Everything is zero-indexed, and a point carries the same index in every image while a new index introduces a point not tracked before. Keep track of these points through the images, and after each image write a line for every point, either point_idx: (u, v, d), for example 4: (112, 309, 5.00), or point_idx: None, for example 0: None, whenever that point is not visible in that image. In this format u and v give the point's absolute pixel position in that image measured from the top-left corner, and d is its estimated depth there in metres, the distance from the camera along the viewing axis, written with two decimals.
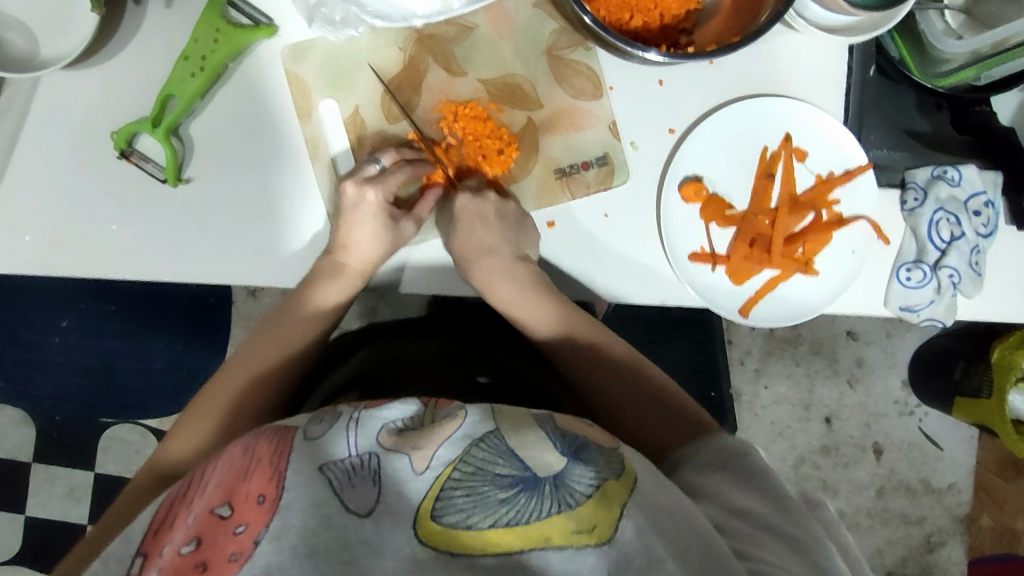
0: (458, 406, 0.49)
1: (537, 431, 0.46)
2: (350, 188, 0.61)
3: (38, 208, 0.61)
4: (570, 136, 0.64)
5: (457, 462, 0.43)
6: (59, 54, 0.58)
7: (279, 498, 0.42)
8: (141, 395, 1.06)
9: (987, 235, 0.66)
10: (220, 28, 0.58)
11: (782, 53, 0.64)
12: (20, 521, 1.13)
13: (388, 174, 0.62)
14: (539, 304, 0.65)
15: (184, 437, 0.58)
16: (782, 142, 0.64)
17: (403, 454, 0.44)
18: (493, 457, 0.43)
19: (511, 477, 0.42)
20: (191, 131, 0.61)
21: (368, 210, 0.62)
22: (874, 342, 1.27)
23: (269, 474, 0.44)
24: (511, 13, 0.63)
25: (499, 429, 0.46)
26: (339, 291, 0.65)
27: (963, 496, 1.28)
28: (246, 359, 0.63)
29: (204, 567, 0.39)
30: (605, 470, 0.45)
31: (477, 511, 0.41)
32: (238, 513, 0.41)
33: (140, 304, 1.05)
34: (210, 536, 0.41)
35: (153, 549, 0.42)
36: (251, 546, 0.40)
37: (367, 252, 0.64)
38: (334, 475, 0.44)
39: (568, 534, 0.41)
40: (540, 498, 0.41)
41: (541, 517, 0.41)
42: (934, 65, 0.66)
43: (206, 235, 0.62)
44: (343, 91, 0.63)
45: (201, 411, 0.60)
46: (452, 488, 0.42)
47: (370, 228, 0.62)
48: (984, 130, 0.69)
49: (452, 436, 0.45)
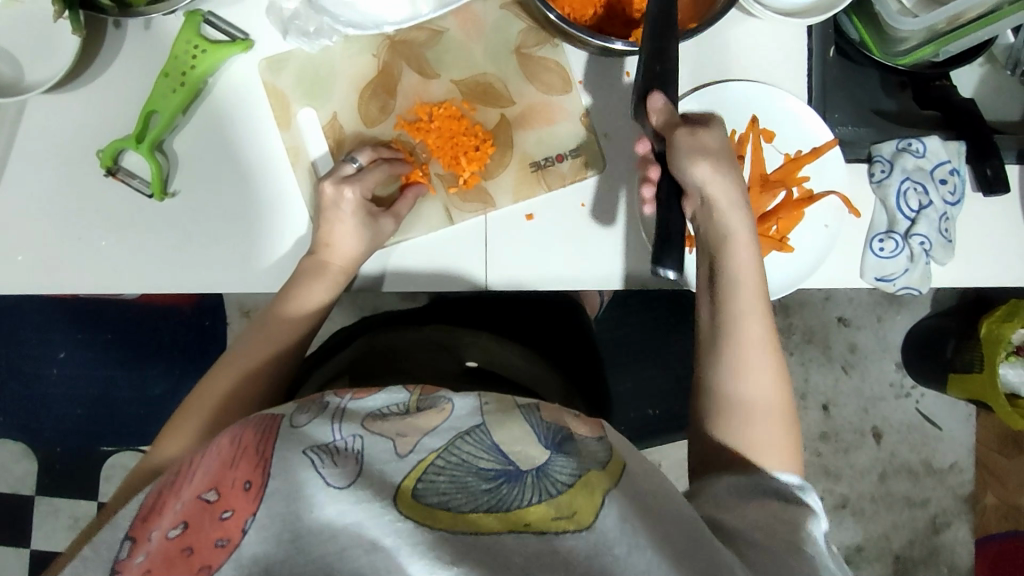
0: (442, 396, 0.51)
1: (521, 424, 0.48)
2: (330, 187, 0.63)
3: (30, 230, 0.62)
4: (543, 130, 0.66)
5: (441, 450, 0.45)
6: (44, 79, 0.60)
7: (265, 486, 0.43)
8: (142, 422, 1.06)
9: (955, 203, 0.68)
10: (198, 45, 0.60)
11: (745, 41, 0.66)
12: (27, 553, 1.14)
13: (366, 171, 0.63)
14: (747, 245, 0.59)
15: (178, 435, 0.58)
16: (749, 124, 0.66)
17: (387, 439, 0.46)
18: (479, 451, 0.45)
19: (494, 470, 0.44)
20: (174, 146, 0.63)
21: (347, 208, 0.63)
22: (865, 326, 1.28)
23: (256, 462, 0.45)
24: (479, 17, 0.66)
25: (484, 423, 0.48)
26: (325, 290, 0.64)
27: (965, 475, 1.28)
28: (238, 358, 0.63)
29: (190, 551, 0.40)
30: (589, 461, 0.46)
31: (459, 498, 0.42)
32: (225, 499, 0.42)
33: (135, 330, 1.06)
34: (197, 521, 0.41)
35: (141, 533, 0.43)
36: (240, 534, 0.41)
37: (348, 249, 0.63)
38: (317, 456, 0.45)
39: (547, 519, 0.42)
40: (522, 487, 0.43)
41: (521, 504, 0.42)
42: (893, 44, 0.68)
43: (194, 245, 0.63)
44: (321, 98, 0.65)
45: (192, 409, 0.60)
46: (435, 474, 0.44)
47: (350, 226, 0.63)
48: (947, 104, 0.71)
49: (437, 428, 0.47)
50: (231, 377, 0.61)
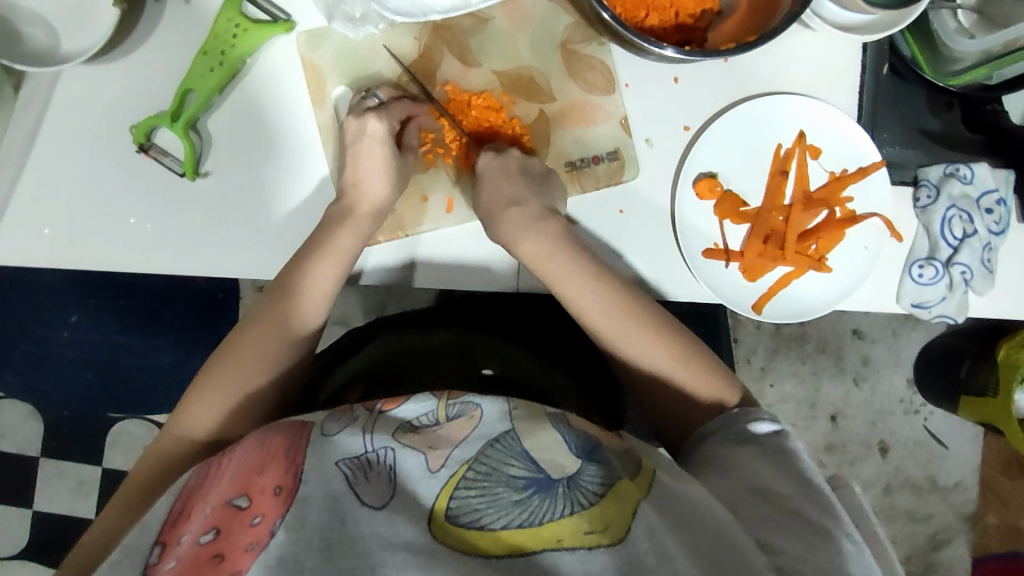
0: (470, 400, 0.51)
1: (550, 431, 0.49)
2: (352, 121, 0.61)
3: (55, 203, 0.61)
4: (582, 130, 0.65)
5: (472, 462, 0.46)
6: (80, 50, 0.59)
7: (295, 491, 0.45)
8: (150, 390, 0.95)
9: (999, 232, 0.67)
10: (239, 24, 0.58)
11: (796, 52, 0.65)
12: (29, 513, 1.13)
13: (389, 104, 0.62)
14: (563, 273, 0.62)
15: (203, 406, 0.59)
16: (796, 139, 0.64)
17: (419, 452, 0.47)
18: (507, 458, 0.46)
19: (524, 479, 0.45)
20: (209, 126, 0.61)
21: (373, 136, 0.61)
22: (880, 340, 1.26)
23: (285, 467, 0.46)
24: (527, 8, 0.64)
25: (514, 429, 0.49)
26: (331, 271, 0.62)
27: (969, 495, 1.28)
28: (253, 334, 0.61)
29: (221, 558, 0.42)
30: (618, 470, 0.47)
31: (492, 513, 0.43)
32: (255, 504, 0.44)
33: (151, 297, 0.95)
34: (227, 527, 0.43)
35: (171, 538, 0.44)
36: (268, 536, 0.43)
37: (378, 189, 0.63)
38: (349, 469, 0.46)
39: (580, 534, 0.42)
40: (553, 498, 0.44)
41: (554, 517, 0.43)
42: (946, 63, 0.65)
43: (225, 230, 0.62)
44: (357, 79, 0.63)
45: (219, 372, 0.60)
46: (466, 489, 0.44)
47: (378, 159, 0.62)
48: (996, 130, 0.70)
49: (468, 438, 0.48)
50: (256, 348, 0.61)
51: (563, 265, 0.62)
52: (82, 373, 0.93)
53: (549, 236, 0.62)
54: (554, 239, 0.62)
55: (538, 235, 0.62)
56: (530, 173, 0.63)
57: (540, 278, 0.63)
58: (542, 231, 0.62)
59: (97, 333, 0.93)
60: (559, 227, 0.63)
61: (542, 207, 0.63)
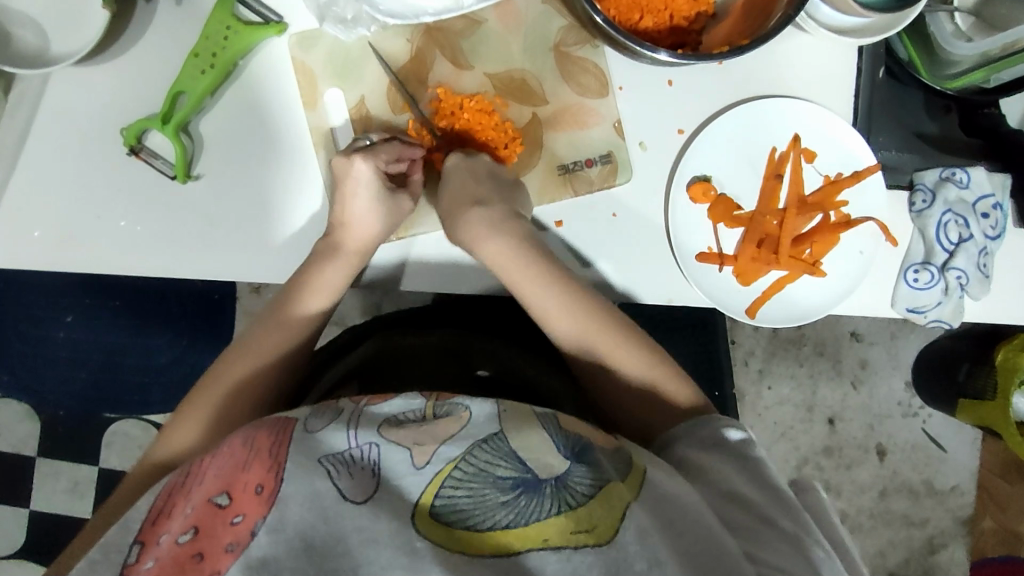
0: (459, 402, 0.51)
1: (539, 432, 0.48)
2: (340, 160, 0.61)
3: (44, 205, 0.61)
4: (575, 134, 0.65)
5: (458, 460, 0.45)
6: (70, 52, 0.59)
7: (276, 491, 0.44)
8: (144, 391, 0.95)
9: (996, 237, 0.66)
10: (230, 27, 0.58)
11: (792, 56, 0.64)
12: (24, 514, 1.13)
13: (378, 145, 0.62)
14: (529, 272, 0.62)
15: (187, 426, 0.60)
16: (790, 143, 0.64)
17: (404, 449, 0.46)
18: (494, 459, 0.45)
19: (511, 480, 0.44)
20: (199, 128, 0.61)
21: (359, 178, 0.61)
22: (879, 343, 1.26)
23: (267, 464, 0.46)
24: (520, 10, 0.63)
25: (502, 430, 0.48)
26: (339, 273, 0.64)
27: (966, 498, 1.28)
28: (252, 348, 0.63)
29: (200, 557, 0.41)
30: (608, 470, 0.46)
31: (478, 513, 0.42)
32: (237, 503, 0.44)
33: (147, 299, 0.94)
34: (208, 526, 0.43)
35: (150, 537, 0.44)
36: (249, 536, 0.42)
37: (367, 227, 0.63)
38: (332, 466, 0.46)
39: (566, 534, 0.42)
40: (540, 498, 0.43)
41: (541, 517, 0.42)
42: (943, 66, 0.65)
43: (216, 233, 0.62)
44: (350, 81, 0.63)
45: (206, 393, 0.61)
46: (452, 488, 0.44)
47: (367, 201, 0.62)
48: (993, 133, 0.69)
49: (454, 435, 0.47)
50: (238, 371, 0.62)
51: (524, 262, 0.62)
52: (76, 374, 0.93)
53: (511, 238, 0.63)
54: (517, 240, 0.63)
55: (500, 236, 0.63)
56: (499, 179, 0.64)
57: (500, 275, 0.63)
58: (501, 235, 0.63)
59: (91, 334, 0.93)
60: (521, 232, 0.63)
61: (507, 209, 0.63)
